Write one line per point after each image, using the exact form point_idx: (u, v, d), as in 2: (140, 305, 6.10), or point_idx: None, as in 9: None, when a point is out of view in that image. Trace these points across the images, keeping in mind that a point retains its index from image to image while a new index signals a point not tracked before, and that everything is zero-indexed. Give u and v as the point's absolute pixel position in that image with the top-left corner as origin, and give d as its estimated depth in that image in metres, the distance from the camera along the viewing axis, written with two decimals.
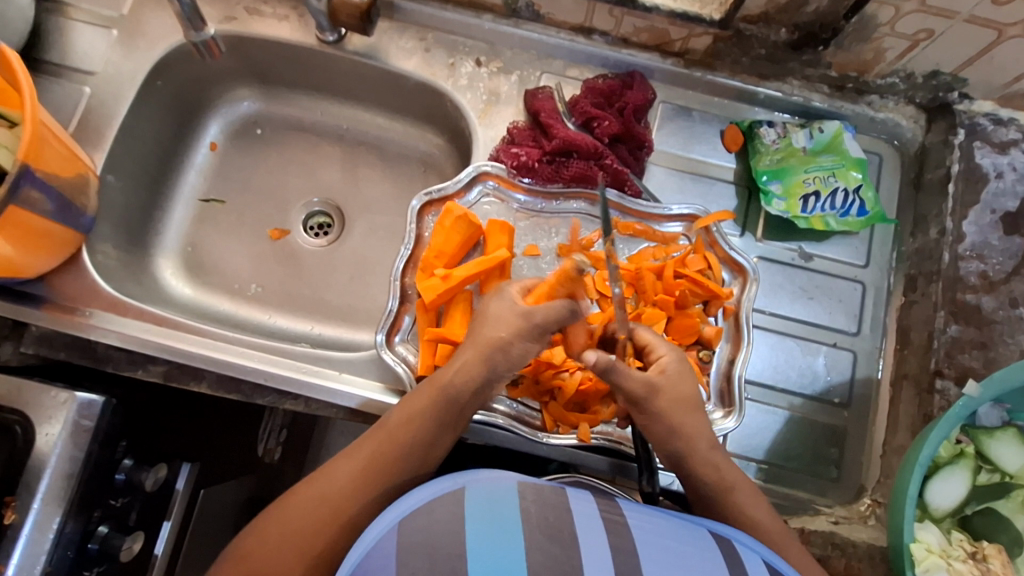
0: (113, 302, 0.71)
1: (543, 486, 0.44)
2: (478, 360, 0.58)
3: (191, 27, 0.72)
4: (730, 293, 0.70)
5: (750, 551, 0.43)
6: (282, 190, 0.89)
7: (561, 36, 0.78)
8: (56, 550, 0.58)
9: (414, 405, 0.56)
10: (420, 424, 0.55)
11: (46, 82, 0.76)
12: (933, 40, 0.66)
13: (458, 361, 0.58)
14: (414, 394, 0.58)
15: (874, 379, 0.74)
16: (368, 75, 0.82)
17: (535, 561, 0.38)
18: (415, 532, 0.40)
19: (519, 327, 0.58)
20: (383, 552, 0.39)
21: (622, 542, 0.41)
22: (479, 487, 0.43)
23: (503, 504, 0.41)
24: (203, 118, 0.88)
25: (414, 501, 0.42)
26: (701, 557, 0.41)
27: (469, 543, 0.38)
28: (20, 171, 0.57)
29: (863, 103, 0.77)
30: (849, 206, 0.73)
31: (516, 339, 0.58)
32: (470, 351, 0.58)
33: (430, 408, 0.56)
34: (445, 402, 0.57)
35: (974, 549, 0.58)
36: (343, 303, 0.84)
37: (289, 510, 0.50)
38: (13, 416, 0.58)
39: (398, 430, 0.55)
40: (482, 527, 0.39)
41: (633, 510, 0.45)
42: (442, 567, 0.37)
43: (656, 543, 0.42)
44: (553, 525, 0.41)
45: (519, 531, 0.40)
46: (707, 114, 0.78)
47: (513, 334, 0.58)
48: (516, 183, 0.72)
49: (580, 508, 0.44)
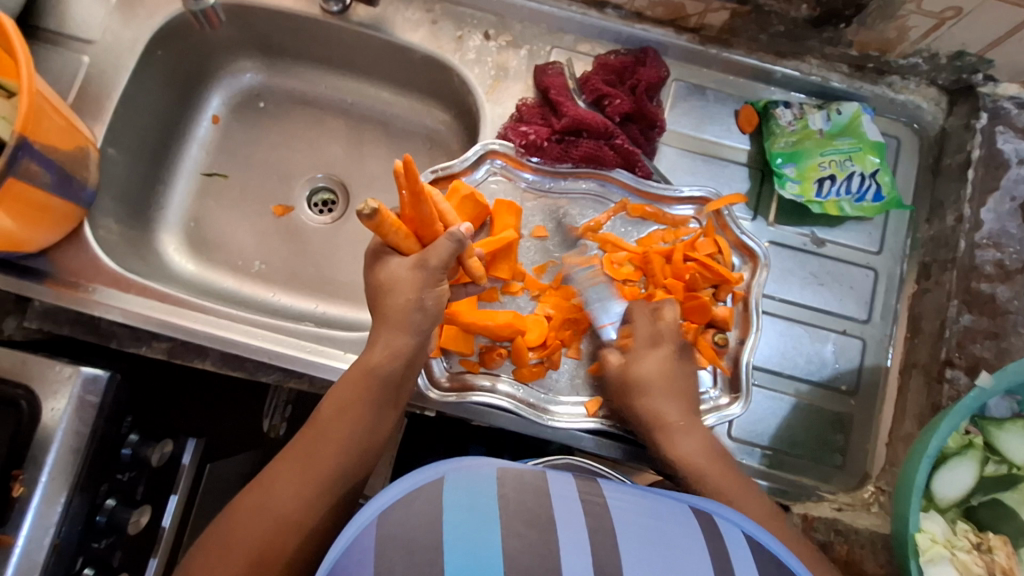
0: (116, 278, 0.70)
1: (524, 472, 0.43)
2: (398, 329, 0.58)
3: None
4: (740, 278, 0.69)
5: (730, 524, 0.44)
6: (286, 164, 0.87)
7: (572, 9, 0.76)
8: (65, 522, 0.58)
9: (346, 393, 0.56)
10: (352, 413, 0.55)
11: (44, 51, 0.74)
12: (960, 19, 0.63)
13: (383, 341, 0.58)
14: (345, 382, 0.57)
15: (883, 367, 0.73)
16: (373, 47, 0.80)
17: (511, 547, 0.38)
18: (392, 522, 0.39)
19: (419, 282, 0.58)
20: (361, 546, 0.39)
21: (601, 524, 0.40)
22: (459, 475, 0.42)
23: (481, 493, 0.41)
24: (206, 90, 0.86)
25: (396, 491, 0.41)
26: (682, 534, 0.41)
27: (445, 534, 0.38)
28: (18, 142, 0.56)
29: (883, 84, 0.75)
30: (864, 191, 0.71)
31: (423, 294, 0.58)
32: (393, 327, 0.58)
33: (362, 395, 0.56)
34: (380, 385, 0.57)
35: (979, 540, 0.58)
36: (346, 281, 0.83)
37: (234, 526, 0.50)
38: (19, 390, 0.58)
39: (331, 423, 0.55)
40: (458, 515, 0.39)
41: (616, 490, 0.44)
42: (417, 559, 0.37)
43: (634, 524, 0.41)
44: (533, 510, 0.40)
45: (497, 517, 0.39)
46: (721, 93, 0.76)
47: (416, 291, 0.58)
48: (524, 162, 0.71)
49: (560, 491, 0.43)
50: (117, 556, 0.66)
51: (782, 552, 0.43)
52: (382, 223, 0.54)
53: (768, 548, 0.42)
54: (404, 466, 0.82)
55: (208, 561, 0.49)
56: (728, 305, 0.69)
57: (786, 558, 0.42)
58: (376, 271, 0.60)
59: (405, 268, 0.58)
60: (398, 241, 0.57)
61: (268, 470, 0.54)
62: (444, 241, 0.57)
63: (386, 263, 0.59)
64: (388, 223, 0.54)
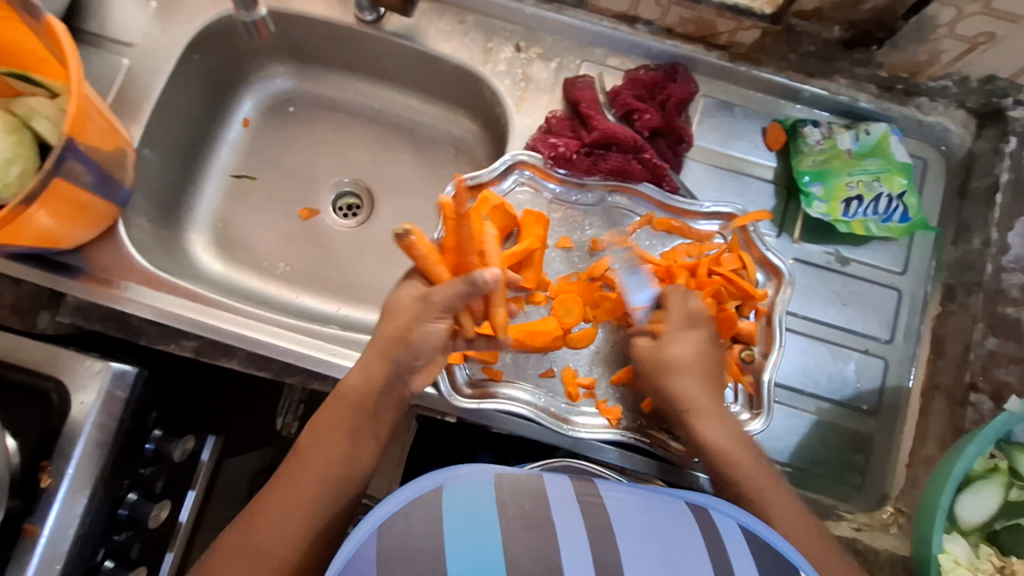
0: (148, 276, 0.72)
1: (520, 476, 0.44)
2: (379, 354, 0.58)
3: (242, 7, 0.70)
4: (764, 295, 0.69)
5: (725, 517, 0.44)
6: (313, 169, 0.89)
7: (603, 24, 0.77)
8: (89, 513, 0.59)
9: (323, 424, 0.57)
10: (331, 442, 0.56)
11: (85, 52, 0.75)
12: (993, 44, 0.64)
13: (361, 365, 0.59)
14: (323, 412, 0.58)
15: (905, 388, 0.73)
16: (405, 57, 0.81)
17: (512, 551, 0.38)
18: (393, 534, 0.40)
19: (416, 312, 0.58)
20: (363, 558, 0.39)
21: (598, 522, 0.41)
22: (457, 483, 0.43)
23: (480, 499, 0.42)
24: (238, 94, 0.87)
25: (395, 500, 0.42)
26: (678, 530, 0.42)
27: (446, 540, 0.39)
28: (65, 144, 0.57)
29: (911, 105, 0.75)
30: (891, 212, 0.71)
31: (415, 325, 0.58)
32: (374, 351, 0.59)
33: (341, 423, 0.57)
34: (356, 412, 0.58)
35: (1003, 564, 0.58)
36: (371, 284, 0.84)
37: (219, 564, 0.51)
38: (49, 383, 0.59)
39: (308, 457, 0.56)
40: (463, 524, 0.40)
41: (612, 489, 0.45)
42: (420, 566, 0.38)
43: (636, 524, 0.41)
44: (546, 513, 0.41)
45: (497, 522, 0.40)
46: (749, 111, 0.76)
47: (411, 320, 0.58)
48: (551, 173, 0.72)
49: (555, 493, 0.43)
50: (134, 549, 0.67)
51: (777, 539, 0.43)
52: (413, 245, 0.56)
53: (763, 538, 0.43)
54: (419, 470, 0.83)
55: None
56: (752, 320, 0.69)
57: (782, 547, 0.42)
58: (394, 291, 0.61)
59: (412, 298, 0.59)
60: (428, 265, 0.58)
61: (251, 505, 0.54)
62: (460, 284, 0.55)
63: (404, 286, 0.61)
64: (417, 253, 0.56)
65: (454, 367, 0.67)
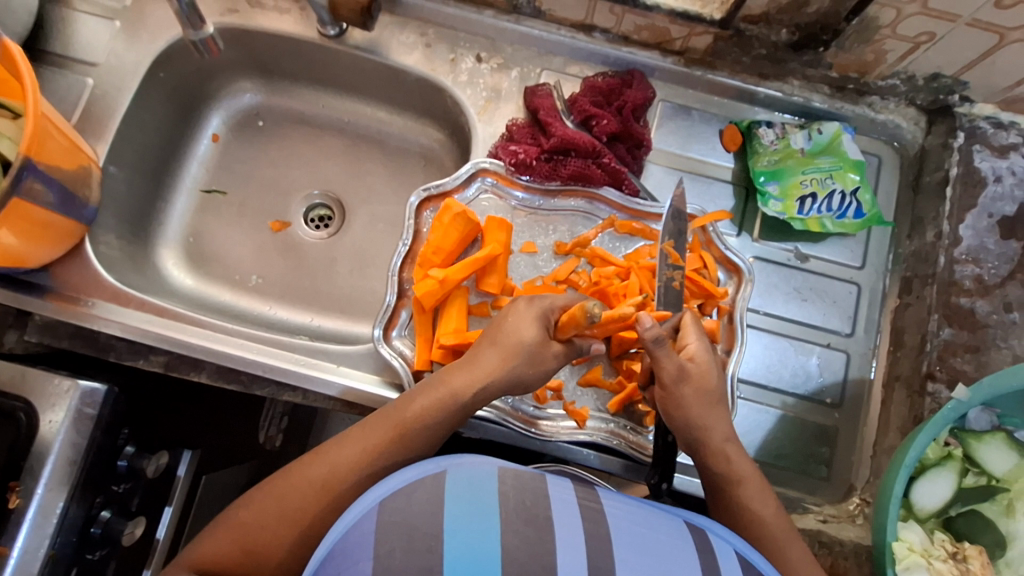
0: (115, 293, 0.72)
1: (523, 471, 0.45)
2: (497, 353, 0.59)
3: (189, 25, 0.71)
4: (725, 293, 0.70)
5: (723, 542, 0.44)
6: (285, 181, 0.89)
7: (561, 33, 0.78)
8: (60, 532, 0.59)
9: (428, 403, 0.56)
10: (432, 421, 0.56)
11: (49, 73, 0.76)
12: (934, 43, 0.65)
13: (476, 365, 0.59)
14: (432, 387, 0.58)
15: (867, 380, 0.75)
16: (369, 69, 0.82)
17: (509, 544, 0.39)
18: (396, 509, 0.41)
19: (546, 359, 0.60)
20: (362, 530, 0.40)
21: (596, 527, 0.42)
22: (460, 471, 0.43)
23: (482, 491, 0.42)
24: (206, 110, 0.88)
25: (395, 482, 0.43)
26: (674, 549, 0.42)
27: (446, 523, 0.40)
28: (23, 163, 0.58)
29: (864, 104, 0.77)
30: (846, 208, 0.73)
31: (535, 371, 0.60)
32: (491, 350, 0.59)
33: (441, 407, 0.57)
34: (457, 406, 0.57)
35: (955, 549, 0.60)
36: (343, 294, 0.85)
37: (290, 486, 0.52)
38: (18, 402, 0.59)
39: (409, 427, 0.55)
40: (460, 510, 0.41)
41: (611, 497, 0.46)
42: (418, 544, 0.39)
43: (630, 531, 0.43)
44: (530, 509, 0.42)
45: (496, 514, 0.41)
46: (706, 114, 0.79)
47: (533, 367, 0.60)
48: (515, 180, 0.73)
49: (558, 494, 0.44)
50: (111, 567, 0.66)
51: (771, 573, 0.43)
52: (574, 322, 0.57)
53: (756, 566, 0.43)
54: None
55: (256, 508, 0.51)
56: (714, 319, 0.70)
57: (752, 557, 0.44)
58: (512, 318, 0.61)
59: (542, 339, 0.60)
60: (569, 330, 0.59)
61: (335, 440, 0.55)
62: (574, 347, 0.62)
63: (527, 316, 0.60)
64: (583, 326, 0.57)
65: (422, 373, 0.68)
